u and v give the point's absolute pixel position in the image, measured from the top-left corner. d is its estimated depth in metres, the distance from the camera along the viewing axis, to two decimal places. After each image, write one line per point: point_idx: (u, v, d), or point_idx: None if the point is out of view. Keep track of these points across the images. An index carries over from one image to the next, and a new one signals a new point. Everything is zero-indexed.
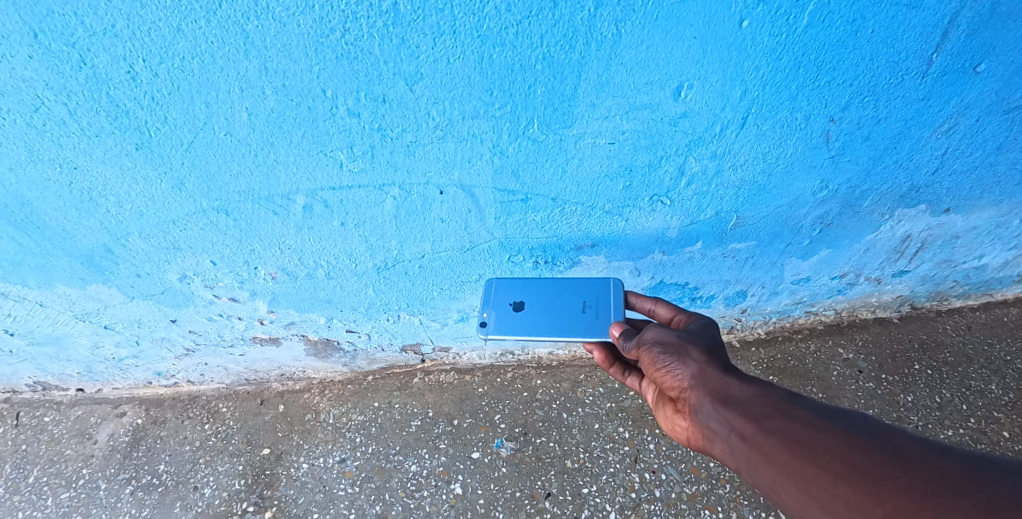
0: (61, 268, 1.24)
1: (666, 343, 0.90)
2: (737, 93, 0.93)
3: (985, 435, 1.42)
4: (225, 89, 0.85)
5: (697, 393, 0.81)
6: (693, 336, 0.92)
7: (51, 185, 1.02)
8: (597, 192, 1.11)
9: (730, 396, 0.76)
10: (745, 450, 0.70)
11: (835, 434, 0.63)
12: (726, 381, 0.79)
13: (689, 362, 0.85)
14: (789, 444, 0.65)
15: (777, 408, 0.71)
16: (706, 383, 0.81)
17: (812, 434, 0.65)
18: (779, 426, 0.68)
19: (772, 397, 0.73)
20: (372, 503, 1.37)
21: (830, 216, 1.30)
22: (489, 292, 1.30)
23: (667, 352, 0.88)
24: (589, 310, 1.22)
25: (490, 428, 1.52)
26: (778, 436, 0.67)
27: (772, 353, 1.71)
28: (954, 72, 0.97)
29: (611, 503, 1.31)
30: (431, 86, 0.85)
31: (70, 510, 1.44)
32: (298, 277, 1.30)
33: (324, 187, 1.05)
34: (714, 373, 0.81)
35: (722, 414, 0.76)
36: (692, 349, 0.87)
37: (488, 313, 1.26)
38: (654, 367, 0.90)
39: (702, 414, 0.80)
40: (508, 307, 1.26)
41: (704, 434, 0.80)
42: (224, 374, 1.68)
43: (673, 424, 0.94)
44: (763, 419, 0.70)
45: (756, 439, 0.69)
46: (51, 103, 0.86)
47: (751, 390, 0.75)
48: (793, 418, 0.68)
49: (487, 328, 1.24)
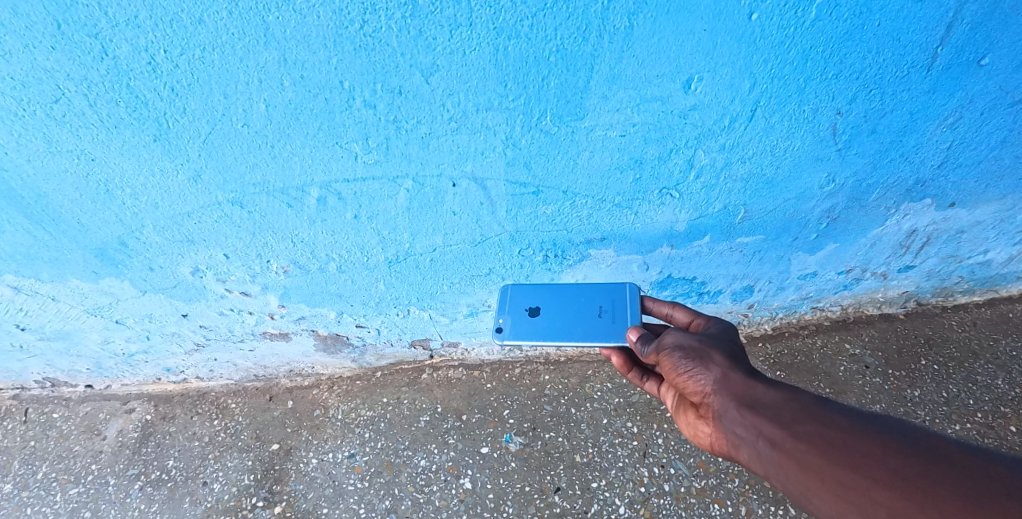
0: (75, 262, 1.25)
1: (686, 347, 0.87)
2: (746, 86, 0.95)
3: (993, 430, 1.42)
4: (244, 80, 0.86)
5: (721, 398, 0.79)
6: (714, 340, 0.89)
7: (68, 177, 1.04)
8: (608, 185, 1.12)
9: (757, 401, 0.75)
10: (774, 456, 0.70)
11: (867, 437, 0.64)
12: (751, 385, 0.77)
13: (712, 367, 0.82)
14: (822, 449, 0.65)
15: (806, 411, 0.71)
16: (730, 388, 0.79)
17: (846, 438, 0.65)
18: (811, 431, 0.67)
19: (800, 401, 0.72)
20: (381, 498, 1.38)
21: (836, 209, 1.31)
22: (505, 298, 1.33)
23: (688, 357, 0.85)
24: (605, 315, 1.22)
25: (499, 424, 1.52)
26: (810, 442, 0.67)
27: (779, 349, 1.71)
28: (958, 65, 0.99)
29: (620, 498, 1.32)
30: (447, 77, 0.87)
31: (79, 506, 1.44)
32: (310, 271, 1.31)
33: (338, 179, 1.06)
34: (738, 378, 0.79)
35: (748, 420, 0.74)
36: (715, 354, 0.84)
37: (503, 319, 1.28)
38: (675, 372, 0.87)
39: (727, 419, 0.78)
40: (524, 312, 1.28)
41: (728, 440, 0.78)
42: (233, 370, 1.68)
43: (694, 430, 0.90)
44: (794, 424, 0.69)
45: (787, 445, 0.68)
46: (72, 94, 0.87)
47: (779, 394, 0.74)
48: (824, 422, 0.68)
49: (502, 333, 1.25)
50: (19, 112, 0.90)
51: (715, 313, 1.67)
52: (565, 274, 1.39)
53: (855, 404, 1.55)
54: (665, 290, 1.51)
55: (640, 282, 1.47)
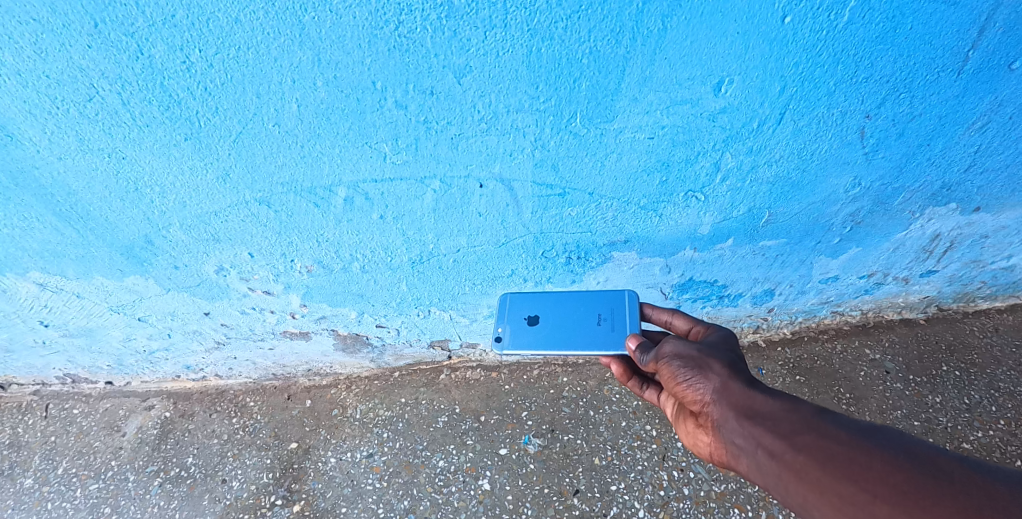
0: (101, 259, 1.26)
1: (685, 356, 0.86)
2: (776, 89, 0.94)
3: (1016, 437, 1.40)
4: (277, 79, 0.87)
5: (720, 408, 0.76)
6: (714, 349, 0.88)
7: (99, 175, 1.04)
8: (634, 187, 1.12)
9: (756, 411, 0.71)
10: (773, 468, 0.65)
11: (869, 451, 0.59)
12: (751, 395, 0.74)
13: (710, 377, 0.81)
14: (821, 462, 0.60)
15: (807, 423, 0.66)
16: (729, 398, 0.76)
17: (847, 451, 0.60)
18: (812, 443, 0.63)
19: (802, 412, 0.68)
20: (399, 498, 1.38)
21: (861, 213, 1.30)
22: (504, 307, 1.33)
23: (686, 366, 0.84)
24: (604, 323, 1.20)
25: (517, 425, 1.52)
26: (810, 453, 0.62)
27: (798, 353, 1.70)
28: (989, 69, 0.98)
29: (639, 501, 1.31)
30: (479, 79, 0.87)
31: (99, 502, 1.45)
32: (334, 271, 1.32)
33: (366, 180, 1.06)
34: (737, 387, 0.76)
35: (748, 430, 0.71)
36: (714, 362, 0.82)
37: (503, 328, 1.27)
38: (674, 381, 0.86)
39: (726, 429, 0.75)
40: (523, 321, 1.27)
41: (728, 450, 0.76)
42: (252, 368, 1.69)
43: (694, 440, 0.89)
44: (793, 435, 0.65)
45: (786, 456, 0.64)
46: (105, 92, 0.88)
47: (778, 404, 0.70)
48: (825, 434, 0.63)
49: (502, 343, 1.24)
50: (52, 109, 0.91)
51: (735, 316, 1.66)
52: (588, 277, 1.39)
53: (875, 409, 1.53)
54: (686, 293, 1.51)
55: (661, 284, 1.47)
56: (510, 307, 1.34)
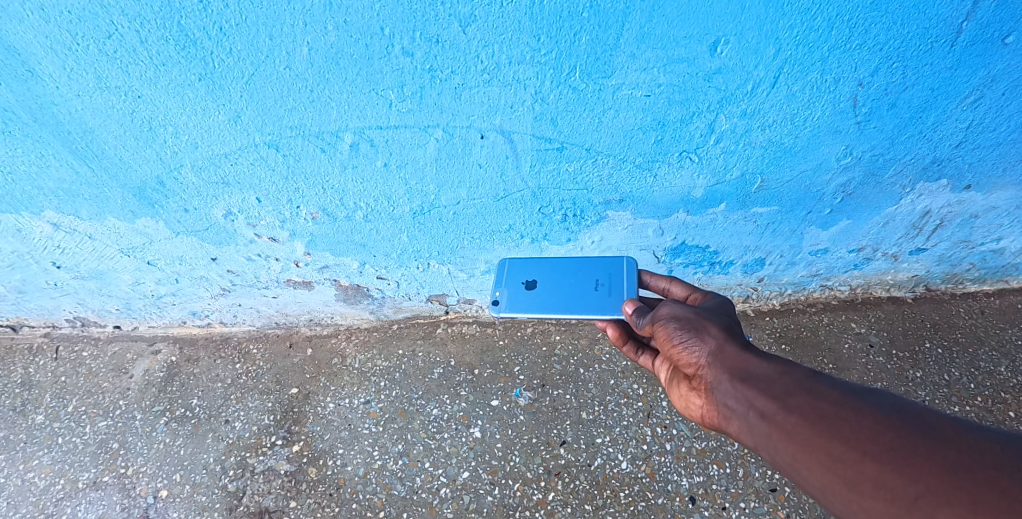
0: (114, 200, 1.31)
1: (682, 319, 0.88)
2: (771, 52, 0.97)
3: (991, 413, 1.45)
4: (290, 22, 0.90)
5: (714, 371, 0.78)
6: (711, 313, 0.89)
7: (115, 113, 1.08)
8: (629, 144, 1.15)
9: (750, 374, 0.72)
10: (764, 428, 0.65)
11: (857, 410, 0.58)
12: (745, 358, 0.75)
13: (707, 339, 0.82)
14: (812, 421, 0.59)
15: (801, 385, 0.65)
16: (724, 360, 0.77)
17: (838, 412, 0.59)
18: (803, 404, 0.62)
19: (796, 376, 0.67)
20: (394, 442, 1.44)
21: (852, 184, 1.33)
22: (503, 271, 1.37)
23: (683, 328, 0.86)
24: (602, 288, 1.23)
25: (509, 379, 1.58)
26: (801, 414, 0.61)
27: (785, 323, 1.76)
28: (981, 42, 0.99)
29: (623, 453, 1.37)
30: (483, 29, 0.90)
31: (108, 437, 1.52)
32: (338, 220, 1.37)
33: (372, 126, 1.10)
34: (733, 350, 0.78)
35: (740, 392, 0.71)
36: (710, 326, 0.84)
37: (500, 292, 1.31)
38: (671, 343, 0.88)
39: (719, 391, 0.76)
40: (520, 286, 1.31)
41: (720, 412, 0.76)
42: (256, 316, 1.76)
43: (686, 402, 0.90)
44: (785, 396, 0.65)
45: (778, 417, 0.64)
46: (124, 30, 0.91)
47: (772, 367, 0.70)
48: (817, 395, 0.62)
49: (498, 306, 1.28)
50: (72, 46, 0.94)
51: (725, 284, 1.71)
52: (583, 236, 1.43)
53: (856, 380, 1.59)
54: (678, 257, 1.55)
55: (655, 248, 1.51)
56: (508, 273, 1.39)
